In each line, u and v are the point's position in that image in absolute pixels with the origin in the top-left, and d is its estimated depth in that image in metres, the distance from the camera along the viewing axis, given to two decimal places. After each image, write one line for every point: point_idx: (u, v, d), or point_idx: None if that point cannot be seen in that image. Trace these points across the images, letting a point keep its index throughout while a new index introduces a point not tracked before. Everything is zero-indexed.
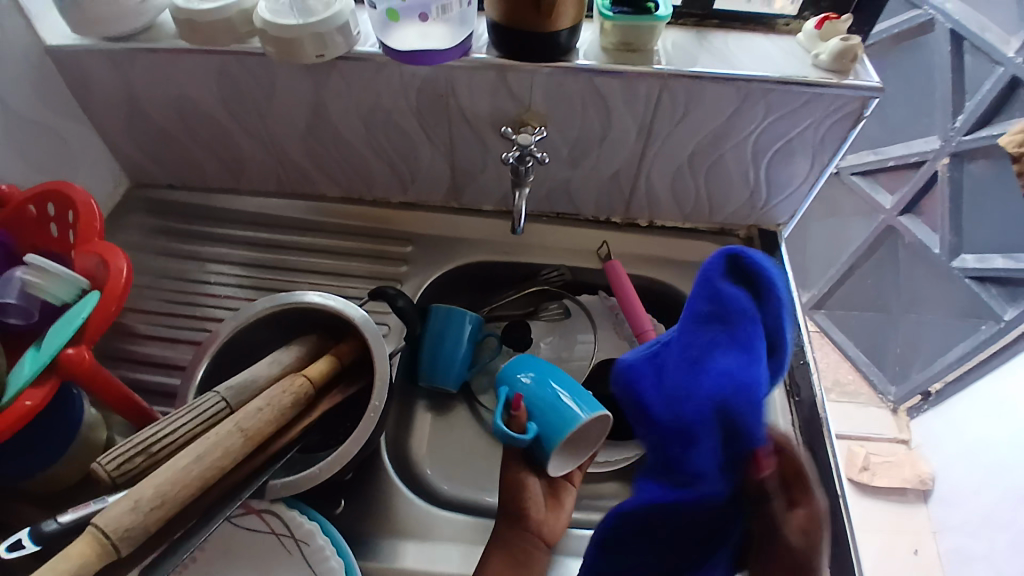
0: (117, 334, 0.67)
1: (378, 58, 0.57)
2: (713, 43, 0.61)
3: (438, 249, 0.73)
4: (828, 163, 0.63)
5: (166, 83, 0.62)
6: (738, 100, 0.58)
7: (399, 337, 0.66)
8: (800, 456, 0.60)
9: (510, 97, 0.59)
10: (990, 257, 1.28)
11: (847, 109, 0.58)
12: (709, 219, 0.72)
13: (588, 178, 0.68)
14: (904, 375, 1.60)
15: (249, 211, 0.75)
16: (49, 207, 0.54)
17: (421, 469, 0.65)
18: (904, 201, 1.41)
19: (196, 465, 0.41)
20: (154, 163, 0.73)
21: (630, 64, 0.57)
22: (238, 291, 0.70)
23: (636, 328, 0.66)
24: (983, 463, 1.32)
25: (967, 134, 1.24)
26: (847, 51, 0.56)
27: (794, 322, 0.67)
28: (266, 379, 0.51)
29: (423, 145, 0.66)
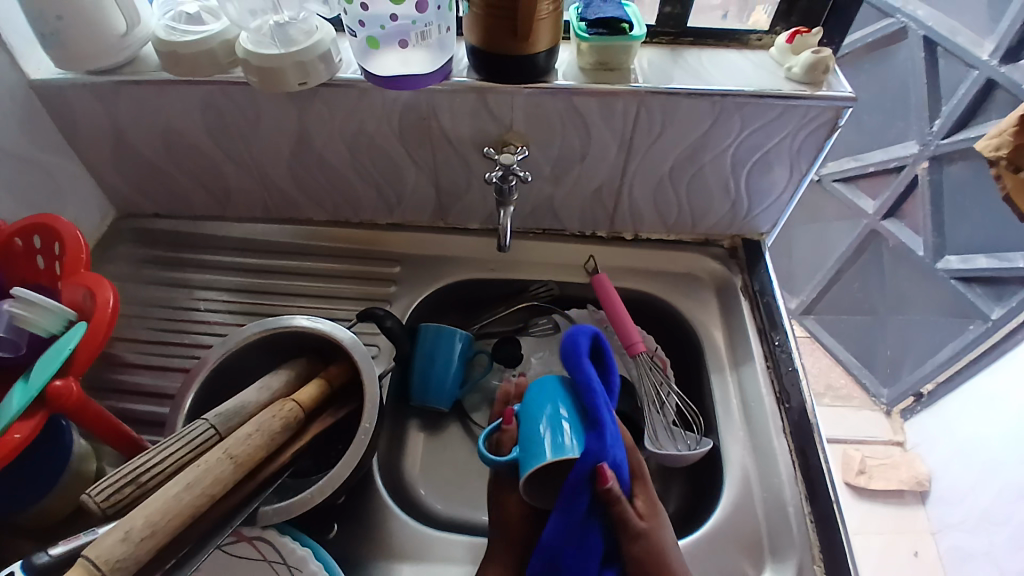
0: (106, 364, 0.66)
1: (360, 84, 0.58)
2: (687, 60, 0.62)
3: (426, 269, 0.74)
4: (806, 173, 0.64)
5: (151, 114, 0.63)
6: (714, 113, 0.59)
7: (389, 358, 0.66)
8: (791, 462, 0.60)
9: (491, 117, 0.60)
10: (974, 257, 1.30)
11: (821, 119, 0.59)
12: (692, 230, 0.73)
13: (572, 194, 0.69)
14: (896, 377, 1.61)
15: (236, 237, 0.76)
16: (36, 239, 0.54)
17: (415, 489, 0.65)
18: (886, 205, 1.43)
19: (187, 494, 0.41)
20: (141, 192, 0.73)
21: (608, 83, 0.58)
22: (228, 317, 0.70)
23: (624, 340, 0.67)
24: (978, 462, 1.33)
25: (944, 138, 1.26)
26: (818, 64, 0.58)
27: (780, 329, 0.67)
28: (255, 405, 0.51)
29: (407, 167, 0.67)
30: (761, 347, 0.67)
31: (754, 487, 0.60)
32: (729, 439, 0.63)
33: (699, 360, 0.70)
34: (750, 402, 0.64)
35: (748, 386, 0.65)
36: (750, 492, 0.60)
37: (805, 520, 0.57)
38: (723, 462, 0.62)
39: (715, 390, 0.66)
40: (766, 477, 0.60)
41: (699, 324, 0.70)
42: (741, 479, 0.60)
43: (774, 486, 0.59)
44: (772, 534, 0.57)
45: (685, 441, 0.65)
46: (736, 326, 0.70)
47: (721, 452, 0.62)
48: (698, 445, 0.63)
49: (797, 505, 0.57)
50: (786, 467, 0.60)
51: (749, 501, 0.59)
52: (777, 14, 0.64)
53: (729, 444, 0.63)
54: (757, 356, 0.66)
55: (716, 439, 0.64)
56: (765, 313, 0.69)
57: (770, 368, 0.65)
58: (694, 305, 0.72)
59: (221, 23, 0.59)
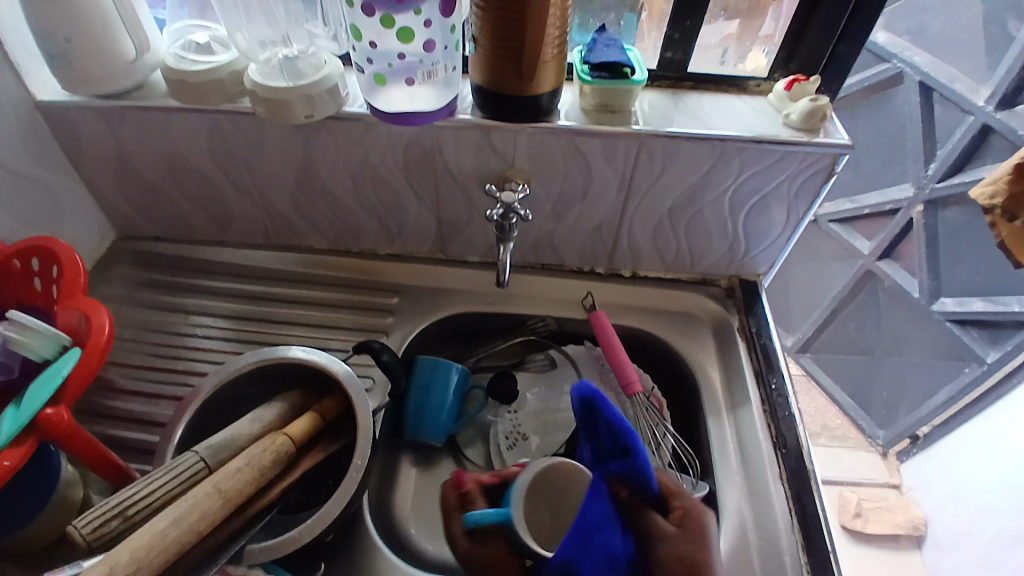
0: (98, 389, 0.65)
1: (366, 118, 0.58)
2: (687, 104, 0.63)
3: (424, 300, 0.73)
4: (804, 216, 0.65)
5: (157, 139, 0.63)
6: (714, 157, 0.60)
7: (382, 393, 0.64)
8: (788, 509, 0.59)
9: (495, 154, 0.61)
10: (969, 300, 1.31)
11: (819, 165, 0.60)
12: (691, 269, 0.74)
13: (573, 231, 0.69)
14: (891, 418, 1.60)
15: (235, 263, 0.75)
16: (33, 261, 0.54)
17: (405, 528, 0.64)
18: (881, 247, 1.45)
19: (173, 529, 0.40)
20: (141, 215, 0.73)
21: (610, 124, 0.59)
22: (221, 344, 0.69)
23: (621, 379, 0.66)
24: (973, 507, 1.32)
25: (940, 181, 1.28)
26: (816, 111, 0.59)
27: (777, 371, 0.68)
28: (247, 437, 0.50)
29: (409, 200, 0.67)
30: (758, 390, 0.67)
31: (751, 534, 0.59)
32: (726, 484, 0.62)
33: (696, 401, 0.69)
34: (747, 444, 0.64)
35: (746, 429, 0.65)
36: (747, 538, 0.58)
37: (801, 570, 0.56)
38: (720, 508, 0.61)
39: (712, 433, 0.65)
40: (763, 524, 0.59)
41: (697, 364, 0.70)
42: (737, 527, 0.59)
43: (771, 534, 0.58)
44: None
45: (682, 484, 0.64)
46: (734, 368, 0.69)
47: (718, 497, 0.61)
48: (693, 490, 0.62)
49: (794, 554, 0.57)
50: (783, 514, 0.59)
51: (746, 549, 0.58)
52: (776, 62, 0.65)
53: (726, 488, 0.62)
54: (754, 399, 0.66)
55: (713, 483, 0.63)
56: (762, 354, 0.69)
57: (767, 413, 0.66)
58: (692, 344, 0.72)
59: (230, 53, 0.60)
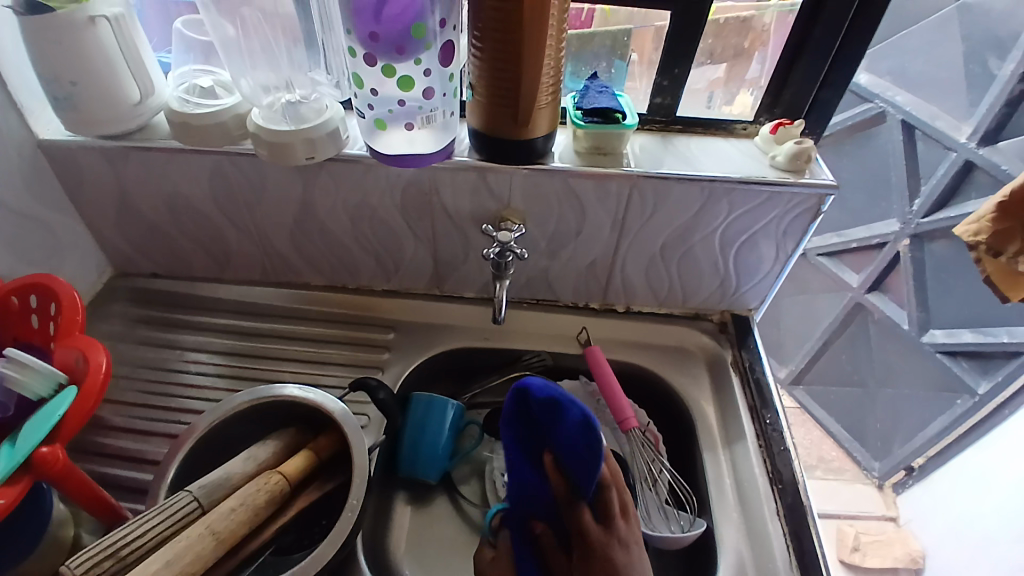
0: (91, 427, 0.65)
1: (366, 160, 0.60)
2: (677, 146, 0.66)
3: (420, 336, 0.74)
4: (792, 253, 0.67)
5: (159, 178, 0.65)
6: (703, 198, 0.62)
7: (378, 430, 0.65)
8: (786, 546, 0.59)
9: (491, 195, 0.62)
10: (959, 331, 1.32)
11: (805, 205, 0.62)
12: (683, 304, 0.75)
13: (568, 268, 0.70)
14: (886, 451, 1.60)
15: (233, 299, 0.76)
16: (32, 298, 0.54)
17: (399, 569, 0.63)
18: (870, 279, 1.46)
19: (166, 572, 0.40)
20: (140, 252, 0.74)
21: (603, 166, 0.61)
22: (217, 381, 0.69)
23: (616, 414, 0.66)
24: (971, 540, 1.31)
25: (924, 217, 1.32)
26: (800, 153, 0.61)
27: (771, 407, 0.68)
28: (241, 477, 0.50)
29: (406, 238, 0.68)
30: (753, 426, 0.67)
31: (749, 571, 0.59)
32: (722, 521, 0.62)
33: (692, 437, 0.70)
34: (743, 480, 0.64)
35: (741, 465, 0.65)
36: None
37: None
38: (718, 545, 0.60)
39: (708, 468, 0.66)
40: (761, 562, 0.59)
41: (691, 399, 0.71)
42: (734, 564, 0.59)
43: (769, 571, 0.58)
44: None
45: (679, 522, 0.64)
46: (728, 403, 0.70)
47: (715, 535, 0.61)
48: (691, 527, 0.63)
49: None
50: (781, 551, 0.59)
51: None
52: (762, 106, 0.68)
53: (722, 525, 0.62)
54: (749, 434, 0.67)
55: (710, 520, 0.63)
56: (755, 390, 0.70)
57: (762, 448, 0.66)
58: (686, 379, 0.72)
59: (233, 97, 0.62)
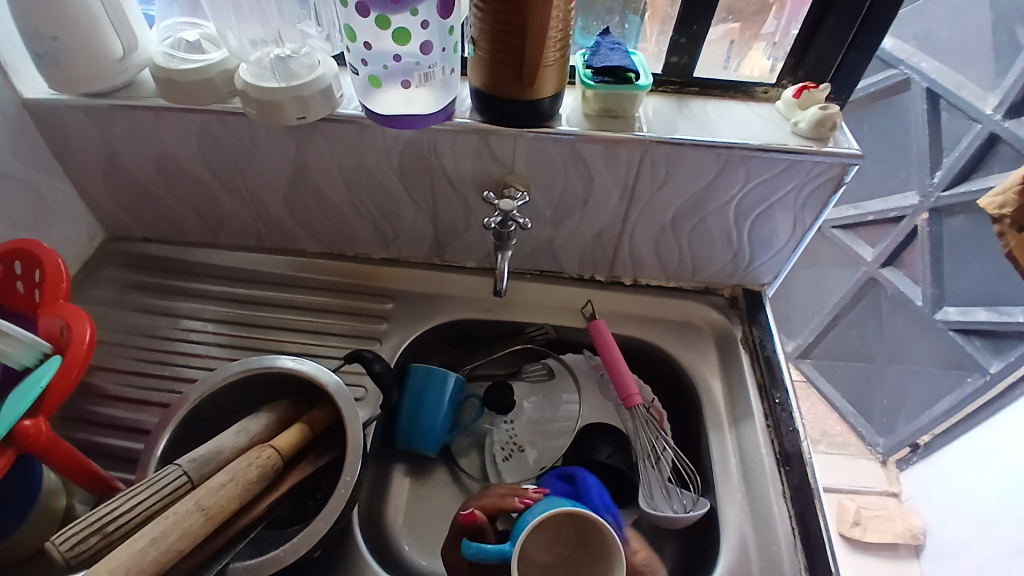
0: (84, 394, 0.64)
1: (362, 120, 0.57)
2: (692, 110, 0.62)
3: (419, 307, 0.72)
4: (810, 226, 0.63)
5: (146, 138, 0.61)
6: (719, 165, 0.58)
7: (374, 403, 0.63)
8: (790, 529, 0.58)
9: (493, 159, 0.59)
10: (973, 310, 1.29)
11: (827, 175, 0.59)
12: (693, 278, 0.72)
13: (573, 239, 0.67)
14: (892, 427, 1.58)
15: (227, 265, 0.74)
16: (17, 265, 0.52)
17: (396, 542, 0.62)
18: (886, 253, 1.42)
19: (152, 549, 0.39)
20: (131, 216, 0.71)
21: (612, 130, 0.57)
22: (212, 349, 0.67)
23: (620, 391, 0.65)
24: (973, 519, 1.30)
25: (946, 190, 1.26)
26: (825, 120, 0.57)
27: (781, 386, 0.66)
28: (232, 450, 0.49)
29: (405, 204, 0.65)
30: (760, 404, 0.65)
31: (751, 552, 0.57)
32: (726, 501, 0.60)
33: (697, 414, 0.68)
34: (749, 461, 0.62)
35: (748, 445, 0.63)
36: (747, 558, 0.57)
37: None
38: (720, 526, 0.59)
39: (713, 447, 0.64)
40: (764, 544, 0.57)
41: (698, 376, 0.68)
42: (738, 546, 0.58)
43: (773, 554, 0.57)
44: None
45: (681, 501, 0.62)
46: (736, 380, 0.68)
47: (718, 515, 0.60)
48: (694, 508, 0.60)
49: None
50: (785, 534, 0.57)
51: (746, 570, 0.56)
52: (785, 68, 0.64)
53: (726, 506, 0.60)
54: (756, 413, 0.65)
55: (713, 499, 0.62)
56: (765, 367, 0.68)
57: (770, 428, 0.64)
58: (693, 355, 0.70)
59: (222, 52, 0.58)
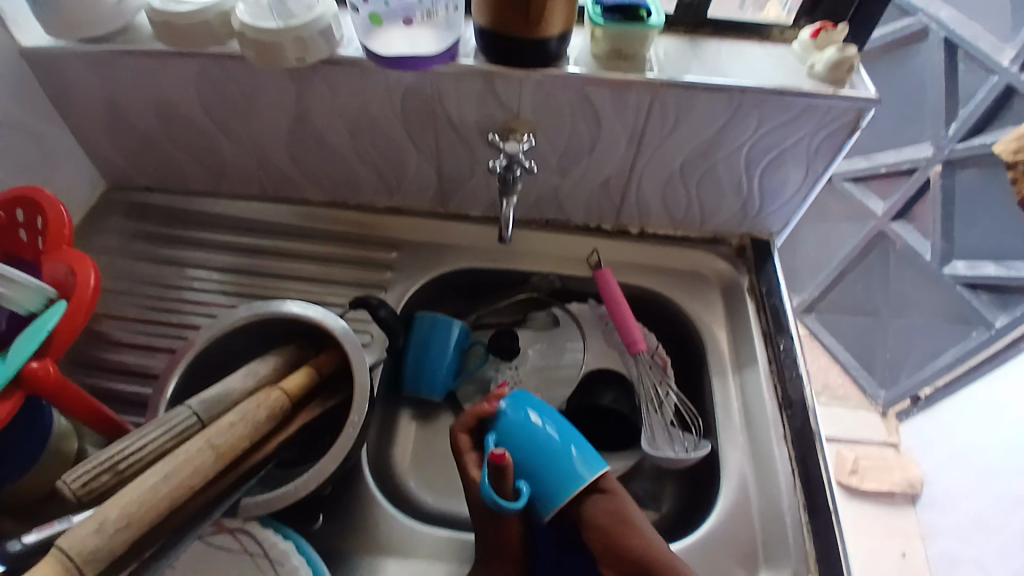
0: (93, 340, 0.65)
1: (363, 62, 0.55)
2: (705, 51, 0.60)
3: (424, 256, 0.72)
4: (821, 174, 0.62)
5: (144, 84, 0.60)
6: (731, 110, 0.56)
7: (380, 349, 0.62)
8: (790, 470, 0.59)
9: (498, 103, 0.57)
10: (981, 264, 1.29)
11: (841, 120, 0.57)
12: (700, 227, 0.71)
13: (579, 186, 0.66)
14: (893, 380, 1.60)
15: (231, 215, 0.74)
16: (19, 213, 0.52)
17: (406, 482, 0.64)
18: (897, 206, 1.39)
19: (163, 485, 0.40)
20: (133, 166, 0.71)
21: (621, 71, 0.55)
22: (220, 298, 0.68)
23: (625, 338, 0.65)
24: (972, 471, 1.33)
25: (960, 141, 1.23)
26: (844, 62, 0.55)
27: (786, 333, 0.66)
28: (241, 392, 0.50)
29: (409, 151, 0.64)
30: (766, 352, 0.66)
31: (752, 493, 0.59)
32: (728, 445, 0.62)
33: (701, 362, 0.68)
34: (751, 406, 0.63)
35: (751, 391, 0.64)
36: (747, 498, 0.59)
37: (801, 528, 0.56)
38: (722, 466, 0.61)
39: (717, 393, 0.65)
40: (765, 485, 0.59)
41: (702, 324, 0.69)
42: (738, 486, 0.59)
43: (772, 495, 0.58)
44: (767, 541, 0.56)
45: (683, 442, 0.64)
46: (741, 328, 0.68)
47: (719, 457, 0.61)
48: (695, 448, 0.62)
49: (794, 514, 0.57)
50: (785, 476, 0.59)
51: (746, 509, 0.58)
52: (801, 8, 0.61)
53: (728, 448, 0.61)
54: (761, 360, 0.65)
55: (715, 443, 0.63)
56: (771, 316, 0.68)
57: (773, 374, 0.65)
58: (698, 304, 0.70)
59: None
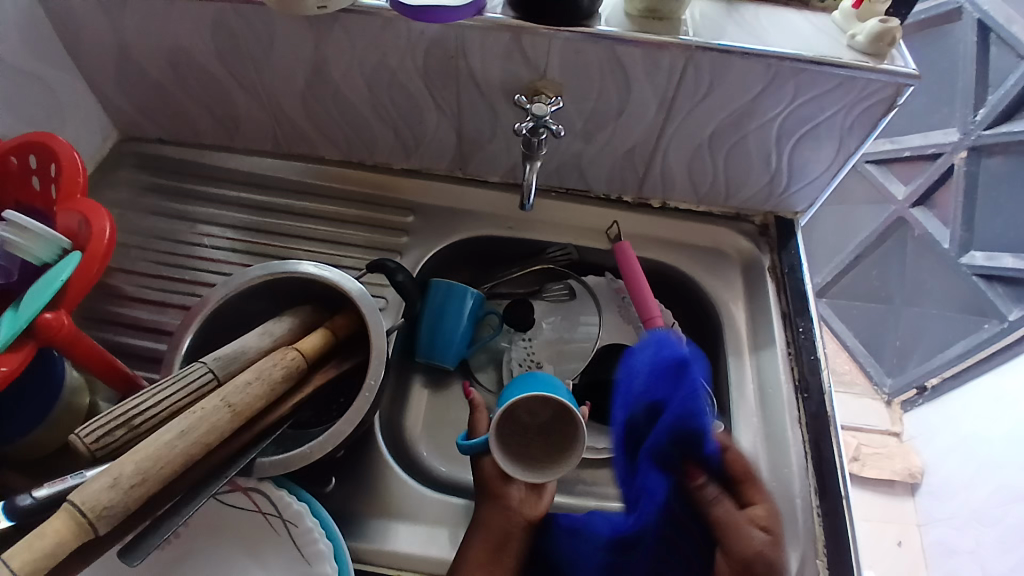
0: (103, 294, 0.64)
1: (386, 13, 0.53)
2: (742, 15, 0.57)
3: (440, 221, 0.70)
4: (854, 151, 0.60)
5: (157, 29, 0.58)
6: (768, 78, 0.54)
7: (396, 313, 0.63)
8: (803, 452, 0.58)
9: (525, 61, 0.55)
10: (1001, 256, 1.26)
11: (880, 95, 0.54)
12: (724, 203, 0.70)
13: (603, 154, 0.64)
14: (902, 368, 1.61)
15: (243, 171, 0.72)
16: (31, 159, 0.50)
17: (416, 448, 0.64)
18: (919, 191, 1.36)
19: (179, 442, 0.39)
20: (144, 115, 0.69)
21: (655, 32, 0.53)
22: (231, 256, 0.66)
23: (642, 313, 0.64)
24: (974, 462, 1.33)
25: (987, 129, 1.20)
26: (885, 33, 0.52)
27: (806, 315, 0.65)
28: (257, 351, 0.49)
29: (429, 109, 0.62)
30: (784, 333, 0.65)
31: (764, 474, 0.58)
32: (742, 425, 0.61)
33: (718, 341, 0.67)
34: (767, 387, 0.62)
35: (767, 371, 0.63)
36: (759, 479, 0.58)
37: (811, 513, 0.56)
38: (734, 446, 0.60)
39: (732, 373, 0.64)
40: (777, 466, 0.58)
41: (720, 302, 0.67)
42: (751, 466, 0.59)
43: (784, 476, 0.57)
44: (777, 523, 0.56)
45: None
46: (760, 307, 0.67)
47: (732, 437, 0.60)
48: None
49: (805, 497, 0.56)
50: (798, 458, 0.58)
51: (757, 490, 0.57)
52: None
53: (742, 428, 0.61)
54: (779, 341, 0.64)
55: (728, 423, 0.62)
56: (792, 296, 0.66)
57: (791, 356, 0.63)
58: (718, 282, 0.68)
59: None
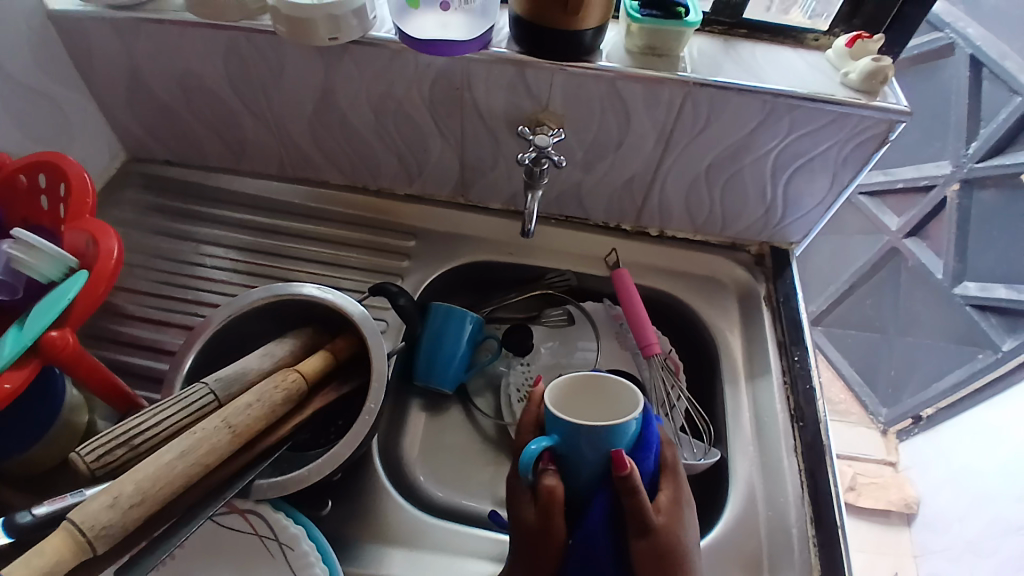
0: (104, 312, 0.64)
1: (394, 45, 0.55)
2: (739, 52, 0.59)
3: (441, 246, 0.71)
4: (847, 185, 0.61)
5: (169, 54, 0.59)
6: (764, 113, 0.56)
7: (396, 336, 0.65)
8: (799, 481, 0.59)
9: (528, 93, 0.57)
10: (992, 286, 1.28)
11: (873, 132, 0.56)
12: (720, 233, 0.71)
13: (603, 184, 0.66)
14: (897, 398, 1.61)
15: (248, 193, 0.73)
16: (41, 178, 0.51)
17: (412, 471, 0.63)
18: (911, 223, 1.39)
19: (179, 462, 0.39)
20: (151, 137, 0.70)
21: (655, 68, 0.55)
22: (232, 277, 0.67)
23: (639, 340, 0.65)
24: (968, 492, 1.32)
25: (979, 161, 1.22)
26: (878, 72, 0.54)
27: (801, 344, 0.66)
28: (258, 372, 0.49)
29: (433, 137, 0.63)
30: (780, 362, 0.65)
31: (760, 504, 0.58)
32: (738, 453, 0.61)
33: (713, 367, 0.68)
34: (763, 416, 0.63)
35: (763, 400, 0.64)
36: (755, 508, 0.58)
37: (808, 543, 0.55)
38: (730, 474, 0.60)
39: (728, 401, 0.64)
40: (773, 496, 0.58)
41: (717, 330, 0.68)
42: (747, 496, 0.58)
43: (780, 505, 0.57)
44: (774, 552, 0.56)
45: (693, 449, 0.62)
46: (755, 336, 0.68)
47: (729, 465, 0.61)
48: (706, 455, 0.61)
49: (801, 526, 0.56)
50: (794, 487, 0.58)
51: (754, 519, 0.57)
52: (838, 16, 0.60)
53: (738, 456, 0.61)
54: (775, 369, 0.65)
55: (724, 451, 0.62)
56: (787, 325, 0.67)
57: (787, 385, 0.64)
58: (714, 310, 0.69)
59: None
